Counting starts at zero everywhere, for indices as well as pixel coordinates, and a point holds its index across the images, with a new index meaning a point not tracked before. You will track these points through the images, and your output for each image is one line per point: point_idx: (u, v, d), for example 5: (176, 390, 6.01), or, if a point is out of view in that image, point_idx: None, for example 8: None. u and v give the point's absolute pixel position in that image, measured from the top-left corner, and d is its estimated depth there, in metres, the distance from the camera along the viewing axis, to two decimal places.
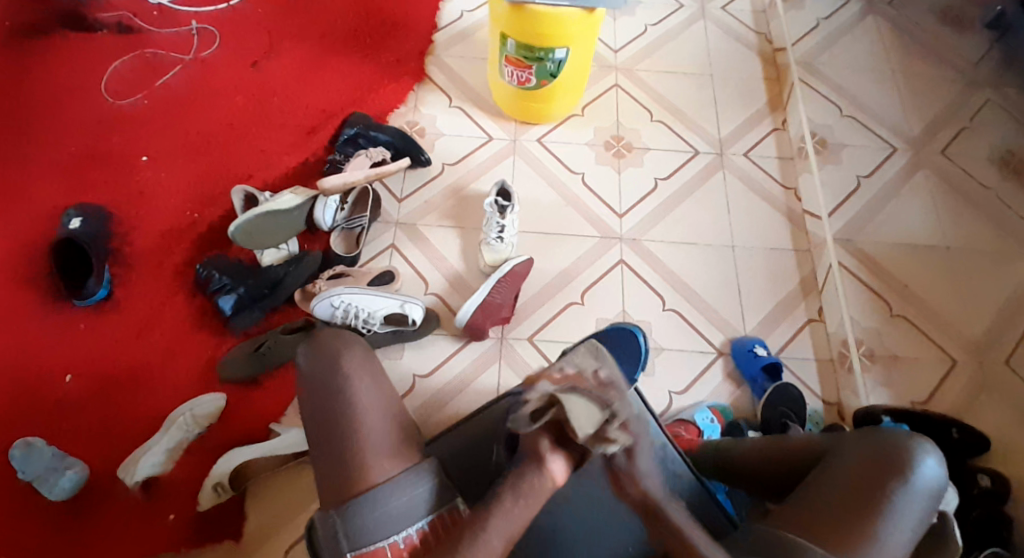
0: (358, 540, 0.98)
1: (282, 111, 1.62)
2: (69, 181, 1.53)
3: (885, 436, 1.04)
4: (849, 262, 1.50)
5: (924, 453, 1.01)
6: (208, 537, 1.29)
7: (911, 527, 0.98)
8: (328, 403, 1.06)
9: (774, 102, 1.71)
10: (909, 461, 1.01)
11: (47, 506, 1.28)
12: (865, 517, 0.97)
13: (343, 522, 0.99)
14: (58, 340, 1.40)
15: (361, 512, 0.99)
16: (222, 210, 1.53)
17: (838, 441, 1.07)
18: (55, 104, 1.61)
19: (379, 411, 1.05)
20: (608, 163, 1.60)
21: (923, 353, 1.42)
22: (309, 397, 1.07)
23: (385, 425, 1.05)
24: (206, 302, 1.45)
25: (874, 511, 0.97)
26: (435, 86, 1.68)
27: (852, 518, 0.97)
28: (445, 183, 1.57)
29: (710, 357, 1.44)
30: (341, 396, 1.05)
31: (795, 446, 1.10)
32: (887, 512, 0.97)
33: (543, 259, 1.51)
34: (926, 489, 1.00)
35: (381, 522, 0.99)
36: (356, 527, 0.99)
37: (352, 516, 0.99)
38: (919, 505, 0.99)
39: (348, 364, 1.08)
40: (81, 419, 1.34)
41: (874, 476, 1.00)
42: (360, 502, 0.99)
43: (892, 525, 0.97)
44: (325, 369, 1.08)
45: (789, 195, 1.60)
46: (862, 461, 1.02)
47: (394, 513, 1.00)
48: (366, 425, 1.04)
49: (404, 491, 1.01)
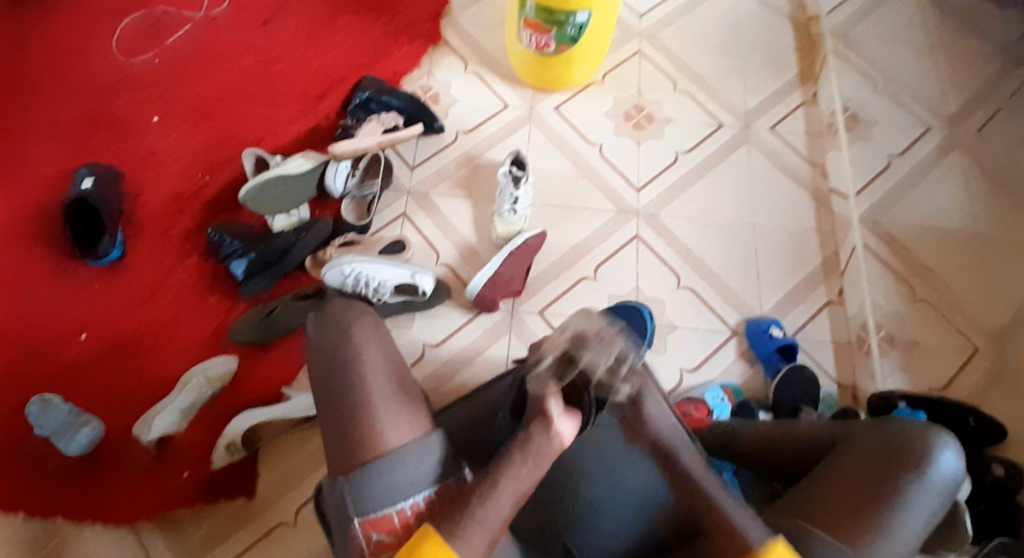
0: (366, 506, 0.92)
1: (294, 72, 1.59)
2: (82, 141, 1.53)
3: (898, 428, 0.98)
4: (874, 244, 1.46)
5: (942, 447, 0.96)
6: (220, 495, 1.31)
7: (923, 521, 0.92)
8: (335, 372, 1.00)
9: (804, 74, 1.61)
10: (926, 453, 0.95)
11: (61, 463, 1.31)
12: (875, 508, 0.92)
13: (350, 488, 0.93)
14: (72, 300, 1.42)
15: (370, 478, 0.93)
16: (233, 174, 1.52)
17: (851, 428, 1.01)
18: (68, 63, 1.59)
19: (388, 381, 1.00)
20: (627, 134, 1.56)
21: (944, 340, 1.38)
22: (315, 364, 1.02)
23: (393, 394, 0.99)
24: (218, 266, 1.45)
25: (885, 502, 0.92)
26: (450, 50, 1.64)
27: (863, 510, 0.92)
28: (459, 151, 1.54)
29: (723, 336, 1.41)
30: (346, 364, 1.00)
31: (804, 432, 1.05)
32: (899, 504, 0.92)
33: (556, 232, 1.48)
34: (942, 483, 0.94)
35: (390, 487, 0.93)
36: (364, 493, 0.92)
37: (360, 483, 0.93)
38: (933, 499, 0.93)
39: (358, 332, 1.03)
40: (94, 378, 1.37)
41: (887, 467, 0.95)
42: (368, 468, 0.93)
43: (904, 518, 0.91)
44: (333, 337, 1.03)
45: (815, 171, 1.54)
46: (875, 450, 0.96)
47: (403, 480, 0.93)
48: (372, 393, 0.98)
49: (414, 458, 0.94)
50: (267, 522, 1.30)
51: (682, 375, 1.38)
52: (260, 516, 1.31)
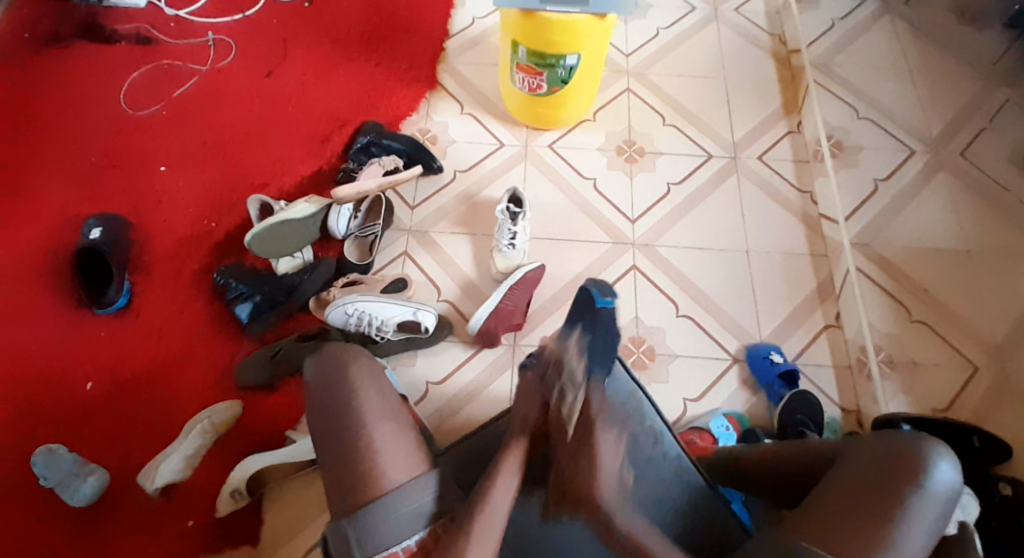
0: (371, 547, 0.96)
1: (297, 120, 1.64)
2: (88, 191, 1.56)
3: (896, 441, 1.00)
4: (868, 268, 1.49)
5: (936, 458, 0.97)
6: (227, 541, 1.31)
7: (923, 536, 0.94)
8: (338, 417, 1.03)
9: (788, 104, 1.69)
10: (921, 466, 0.96)
11: (68, 510, 1.31)
12: (878, 525, 0.94)
13: (354, 529, 0.96)
14: (79, 346, 1.43)
15: (373, 518, 0.96)
16: (238, 219, 1.55)
17: (851, 444, 1.03)
18: (75, 116, 1.64)
19: (389, 422, 1.03)
20: (620, 167, 1.60)
21: (942, 359, 1.39)
22: (317, 406, 1.05)
23: (393, 435, 1.02)
24: (223, 309, 1.47)
25: (888, 519, 0.94)
26: (447, 93, 1.69)
27: (858, 528, 0.94)
28: (456, 190, 1.58)
29: (725, 363, 1.43)
30: (348, 407, 1.03)
31: (806, 450, 1.08)
32: (898, 518, 0.94)
33: (554, 265, 1.51)
34: (941, 495, 0.95)
35: (393, 526, 0.97)
36: (371, 534, 0.96)
37: (366, 524, 0.96)
38: (932, 513, 0.95)
39: (357, 376, 1.05)
40: (101, 424, 1.37)
41: (883, 484, 0.96)
42: (371, 509, 0.96)
43: (907, 534, 0.93)
44: (332, 384, 1.05)
45: (805, 198, 1.59)
46: (877, 465, 0.98)
47: (404, 519, 0.97)
48: (374, 435, 1.01)
49: (414, 498, 0.98)
50: None
51: (685, 404, 1.40)
52: None
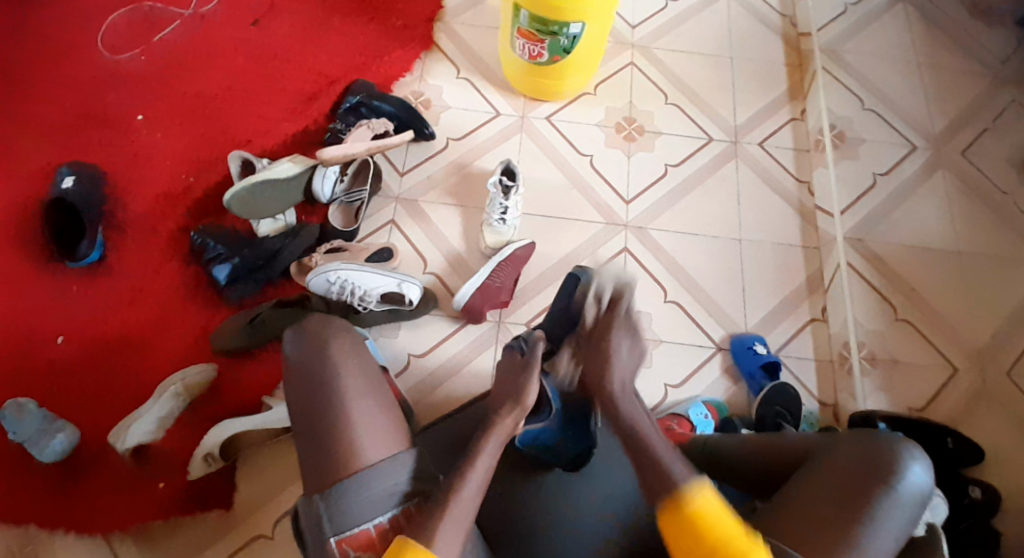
0: (342, 524, 0.92)
1: (284, 74, 1.57)
2: (62, 137, 1.49)
3: (872, 442, 0.99)
4: (858, 262, 1.47)
5: (910, 459, 0.96)
6: (198, 506, 1.29)
7: (893, 537, 0.93)
8: (316, 397, 0.98)
9: (794, 91, 1.64)
10: (895, 466, 0.95)
11: (35, 469, 1.28)
12: (847, 524, 0.92)
13: (326, 506, 0.92)
14: (50, 300, 1.38)
15: (347, 496, 0.92)
16: (220, 176, 1.49)
17: (827, 442, 1.02)
18: (49, 56, 1.55)
19: (371, 402, 0.99)
20: (618, 146, 1.56)
21: (924, 360, 1.39)
22: (295, 384, 1.00)
23: (374, 414, 0.98)
24: (200, 271, 1.42)
25: (858, 518, 0.93)
26: (443, 55, 1.62)
27: (829, 526, 0.93)
28: (448, 158, 1.53)
29: (709, 352, 1.42)
30: (327, 385, 0.98)
31: (785, 446, 1.07)
32: (869, 517, 0.93)
33: (544, 244, 1.47)
34: (913, 498, 0.94)
35: (367, 503, 0.93)
36: (343, 510, 0.92)
37: (339, 501, 0.92)
38: (903, 514, 0.93)
39: (337, 350, 1.01)
40: (72, 382, 1.33)
41: (855, 484, 0.95)
42: (345, 486, 0.92)
43: (877, 534, 0.92)
44: (310, 355, 1.00)
45: (802, 188, 1.55)
46: (854, 463, 0.97)
47: (378, 496, 0.93)
48: (353, 414, 0.97)
49: (390, 476, 0.94)
50: (245, 533, 1.29)
51: (666, 390, 1.38)
52: (237, 528, 1.29)
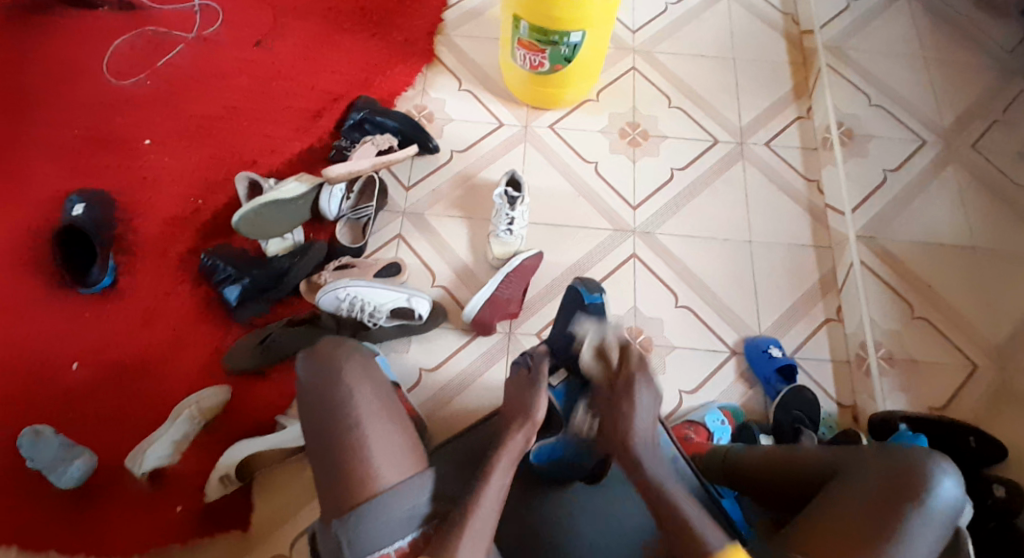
0: (361, 548, 0.92)
1: (287, 94, 1.58)
2: (71, 165, 1.50)
3: (899, 457, 0.95)
4: (871, 260, 1.45)
5: (940, 475, 0.92)
6: (216, 527, 1.29)
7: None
8: (328, 418, 0.98)
9: (798, 89, 1.63)
10: (925, 485, 0.91)
11: (55, 495, 1.29)
12: (876, 547, 0.89)
13: (344, 531, 0.92)
14: (65, 327, 1.39)
15: (364, 520, 0.92)
16: (227, 197, 1.50)
17: (851, 455, 0.98)
18: (58, 84, 1.57)
19: (383, 421, 0.98)
20: (623, 151, 1.55)
21: (943, 357, 1.36)
22: (307, 405, 1.00)
23: (387, 434, 0.97)
24: (211, 292, 1.43)
25: (887, 540, 0.89)
26: (444, 68, 1.63)
27: (855, 547, 0.89)
28: (453, 170, 1.53)
29: (724, 355, 1.41)
30: (339, 406, 0.98)
31: (803, 459, 1.03)
32: (896, 537, 0.89)
33: (553, 253, 1.47)
34: (942, 517, 0.90)
35: (385, 528, 0.92)
36: (361, 535, 0.92)
37: (357, 527, 0.92)
38: (932, 532, 0.90)
39: (347, 373, 1.00)
40: (89, 408, 1.34)
41: (882, 503, 0.91)
42: (362, 510, 0.92)
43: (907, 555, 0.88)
44: (321, 380, 1.00)
45: (811, 187, 1.54)
46: (881, 482, 0.93)
47: (397, 520, 0.93)
48: (366, 435, 0.96)
49: (407, 499, 0.94)
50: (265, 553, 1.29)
51: (681, 397, 1.37)
52: (255, 549, 1.29)
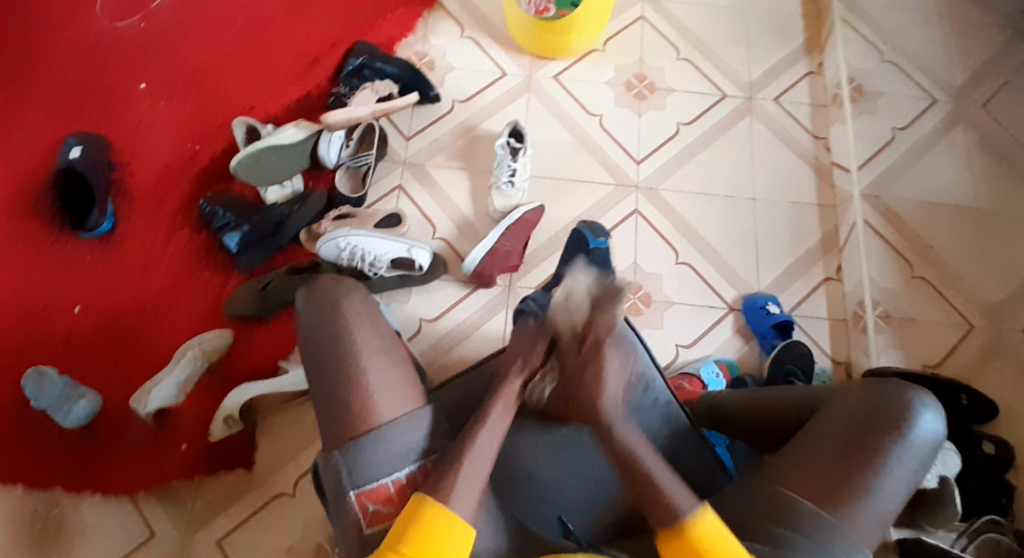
0: (361, 478, 0.94)
1: (285, 38, 1.54)
2: (67, 109, 1.49)
3: (883, 392, 0.99)
4: (874, 220, 1.44)
5: (920, 409, 0.96)
6: (219, 466, 1.32)
7: (902, 483, 0.94)
8: (327, 355, 0.99)
9: (810, 43, 1.58)
10: (904, 414, 0.96)
11: (58, 437, 1.31)
12: (859, 471, 0.93)
13: (345, 461, 0.94)
14: (66, 271, 1.40)
15: (363, 451, 0.94)
16: (225, 143, 1.48)
17: (835, 392, 1.02)
18: (51, 27, 1.54)
19: (383, 359, 1.00)
20: (628, 104, 1.52)
21: (941, 318, 1.37)
22: (308, 342, 1.02)
23: (387, 370, 0.99)
24: (211, 239, 1.43)
25: (869, 465, 0.94)
26: (446, 14, 1.59)
27: (839, 475, 0.94)
28: (455, 121, 1.51)
29: (721, 312, 1.41)
30: (337, 341, 1.00)
31: (789, 397, 1.07)
32: (877, 466, 0.93)
33: (554, 206, 1.45)
34: (922, 443, 0.95)
35: (384, 458, 0.95)
36: (360, 465, 0.94)
37: (356, 456, 0.94)
38: (911, 461, 0.94)
39: (349, 311, 1.02)
40: (90, 350, 1.36)
41: (864, 434, 0.96)
42: (361, 441, 0.94)
43: (887, 481, 0.93)
44: (323, 317, 1.02)
45: (818, 145, 1.51)
46: (863, 411, 0.98)
47: (395, 452, 0.95)
48: (365, 370, 0.98)
49: (405, 432, 0.96)
50: (267, 492, 1.31)
51: (677, 350, 1.38)
52: (258, 488, 1.32)
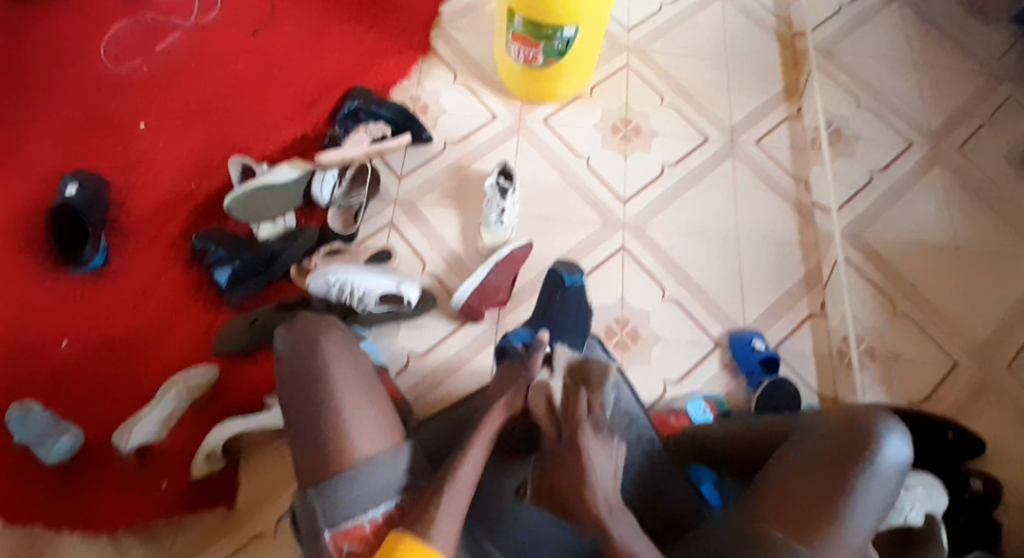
0: (336, 517, 0.93)
1: (283, 82, 1.59)
2: (66, 147, 1.52)
3: (846, 418, 0.99)
4: (855, 257, 1.47)
5: (884, 433, 0.96)
6: (200, 504, 1.30)
7: (873, 510, 0.93)
8: (306, 389, 1.00)
9: (789, 90, 1.64)
10: (870, 440, 0.96)
11: (39, 470, 1.30)
12: (833, 500, 0.93)
13: (320, 500, 0.94)
14: (56, 305, 1.40)
15: (339, 489, 0.93)
16: (221, 182, 1.51)
17: (805, 422, 1.03)
18: (54, 67, 1.59)
19: (361, 395, 1.00)
20: (614, 147, 1.57)
21: (925, 354, 1.39)
22: (286, 377, 1.02)
23: (365, 406, 0.99)
24: (201, 274, 1.44)
25: (839, 494, 0.93)
26: (439, 61, 1.65)
27: (809, 506, 0.93)
28: (446, 162, 1.55)
29: (707, 348, 1.42)
30: (315, 376, 1.00)
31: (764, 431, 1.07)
32: (846, 493, 0.93)
33: (542, 244, 1.48)
34: (892, 469, 0.95)
35: (359, 497, 0.94)
36: (336, 504, 0.93)
37: (331, 495, 0.93)
38: (881, 487, 0.94)
39: (327, 345, 1.02)
40: (76, 384, 1.35)
41: (830, 461, 0.95)
42: (336, 479, 0.94)
43: (857, 508, 0.93)
44: (300, 351, 1.02)
45: (799, 187, 1.55)
46: (831, 439, 0.97)
47: (370, 490, 0.94)
48: (342, 406, 0.98)
49: (380, 471, 0.95)
50: (247, 531, 1.29)
51: (665, 386, 1.39)
52: (239, 526, 1.29)
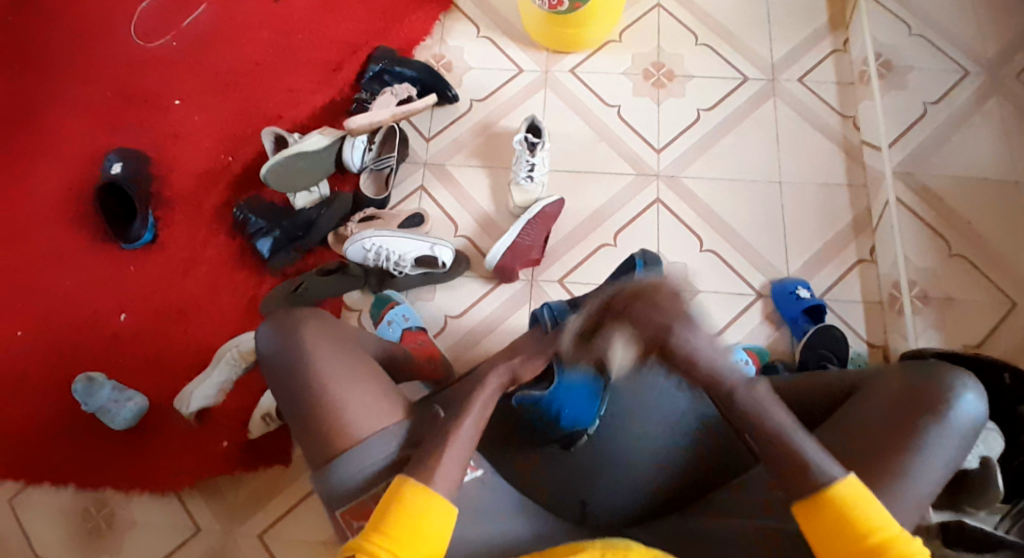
0: (337, 499, 0.95)
1: (308, 47, 1.59)
2: (109, 126, 1.57)
3: (917, 374, 0.94)
4: (908, 197, 1.38)
5: (962, 389, 0.91)
6: (258, 461, 1.37)
7: (942, 468, 0.89)
8: (294, 381, 1.00)
9: (834, 20, 1.56)
10: (944, 398, 0.91)
11: (108, 436, 1.39)
12: (890, 453, 0.89)
13: (321, 486, 0.96)
14: (112, 280, 1.47)
15: (334, 473, 0.94)
16: (256, 152, 1.54)
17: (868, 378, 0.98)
18: (91, 50, 1.63)
19: (344, 379, 0.99)
20: (647, 94, 1.51)
21: (979, 295, 1.28)
22: (275, 370, 1.02)
23: (354, 390, 0.98)
24: (245, 243, 1.48)
25: (903, 449, 0.89)
26: (463, 15, 1.61)
27: (873, 460, 0.90)
28: (474, 120, 1.53)
29: (749, 298, 1.38)
30: (300, 368, 1.00)
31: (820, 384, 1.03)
32: (913, 450, 0.89)
33: (574, 199, 1.46)
34: (963, 428, 0.90)
35: (358, 476, 0.94)
36: (334, 488, 0.95)
37: (329, 480, 0.95)
38: (952, 444, 0.89)
39: (307, 335, 1.02)
40: (135, 353, 1.43)
41: (896, 417, 0.91)
42: (332, 465, 0.95)
43: (922, 463, 0.88)
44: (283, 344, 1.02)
45: (847, 124, 1.49)
46: (895, 394, 0.93)
47: (366, 467, 0.94)
48: (329, 395, 0.98)
49: (372, 452, 0.95)
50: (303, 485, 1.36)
51: None
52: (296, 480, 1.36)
